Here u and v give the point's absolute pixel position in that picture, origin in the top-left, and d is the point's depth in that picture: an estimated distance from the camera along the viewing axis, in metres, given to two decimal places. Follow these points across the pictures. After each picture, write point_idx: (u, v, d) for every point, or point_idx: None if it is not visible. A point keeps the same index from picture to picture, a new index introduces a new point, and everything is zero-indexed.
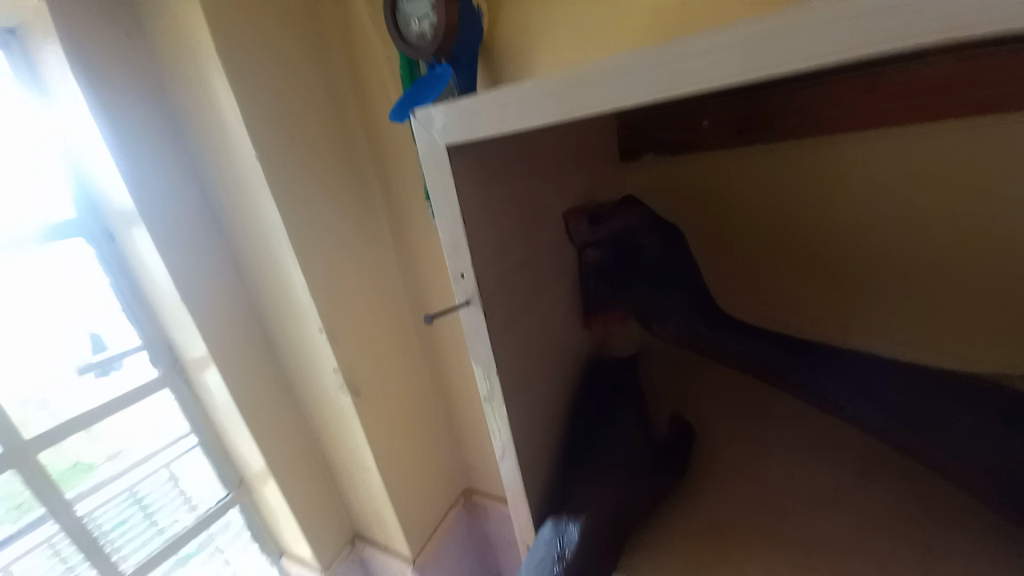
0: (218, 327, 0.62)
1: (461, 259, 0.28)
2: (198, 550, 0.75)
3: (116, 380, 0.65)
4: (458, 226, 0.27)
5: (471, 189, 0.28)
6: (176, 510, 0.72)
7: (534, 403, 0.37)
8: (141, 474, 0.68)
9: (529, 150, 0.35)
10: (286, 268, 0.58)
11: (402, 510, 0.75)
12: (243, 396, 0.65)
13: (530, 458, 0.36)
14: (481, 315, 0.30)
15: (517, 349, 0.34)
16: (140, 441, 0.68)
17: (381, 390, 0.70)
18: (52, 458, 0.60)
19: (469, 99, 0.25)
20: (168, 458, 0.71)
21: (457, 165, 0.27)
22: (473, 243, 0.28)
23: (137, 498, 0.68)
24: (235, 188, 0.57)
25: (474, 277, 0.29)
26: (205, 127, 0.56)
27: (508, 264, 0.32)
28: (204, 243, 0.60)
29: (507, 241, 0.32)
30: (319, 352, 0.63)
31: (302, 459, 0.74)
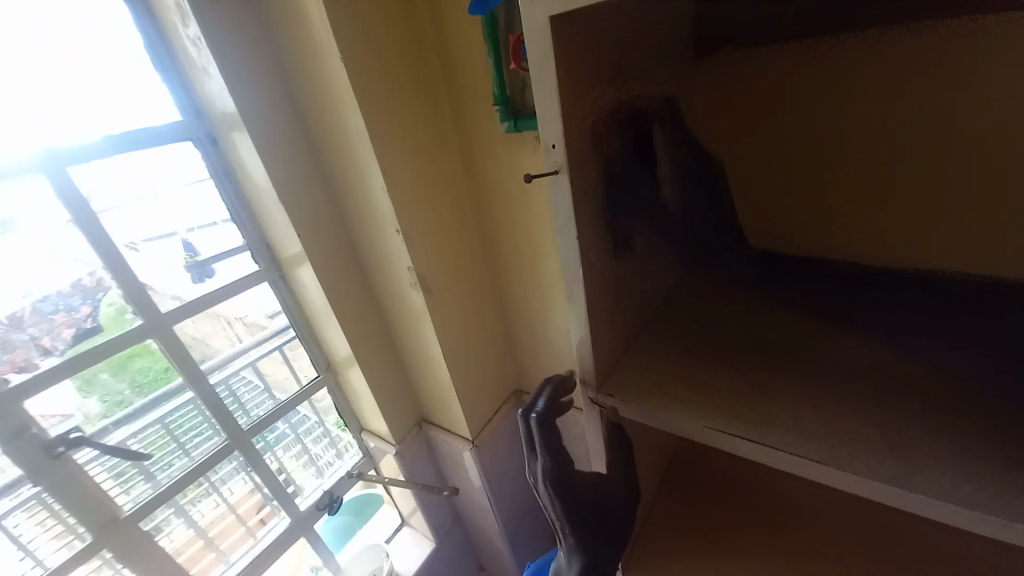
0: (311, 227, 0.70)
1: (552, 131, 0.31)
2: (277, 441, 0.89)
3: (217, 279, 0.75)
4: (552, 100, 0.30)
5: (566, 66, 0.30)
6: (262, 401, 0.85)
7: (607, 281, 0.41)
8: (227, 374, 0.80)
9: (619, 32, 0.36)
10: (366, 171, 0.64)
11: (463, 398, 0.86)
12: (330, 289, 0.74)
13: (603, 323, 0.40)
14: (567, 184, 0.33)
15: (596, 227, 0.37)
16: (224, 344, 0.79)
17: (448, 291, 0.77)
18: (185, 337, 0.73)
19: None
20: (248, 360, 0.82)
21: (557, 40, 0.29)
22: (565, 119, 0.31)
23: (230, 389, 0.80)
24: (321, 93, 0.61)
25: (563, 147, 0.31)
26: (294, 31, 0.59)
27: (593, 145, 0.35)
28: (293, 149, 0.66)
29: (595, 121, 0.35)
30: (395, 252, 0.70)
31: (377, 349, 0.84)
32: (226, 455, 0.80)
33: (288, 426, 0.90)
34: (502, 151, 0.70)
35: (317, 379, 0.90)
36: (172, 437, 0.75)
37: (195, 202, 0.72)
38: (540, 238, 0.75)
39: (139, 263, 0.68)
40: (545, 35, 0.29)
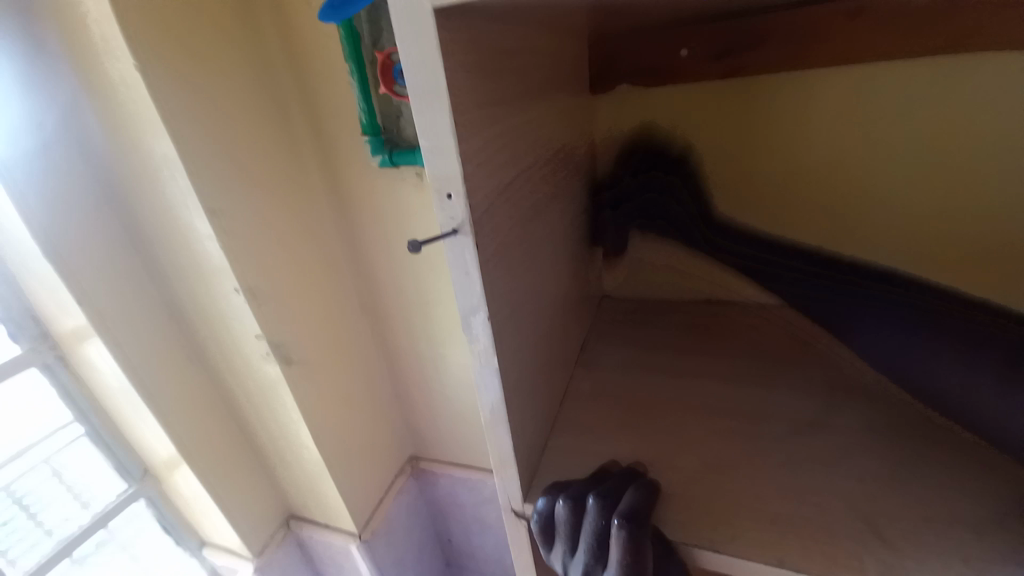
0: (104, 290, 0.50)
1: (448, 173, 0.22)
2: (98, 547, 0.63)
3: None
4: (445, 129, 0.21)
5: (460, 76, 0.22)
6: (66, 506, 0.60)
7: (523, 354, 0.31)
8: (17, 471, 0.55)
9: (519, 53, 0.29)
10: (186, 212, 0.48)
11: (344, 485, 0.69)
12: (137, 371, 0.54)
13: (521, 414, 0.31)
14: (470, 243, 0.24)
15: (507, 291, 0.28)
16: (7, 434, 0.54)
17: (318, 357, 0.62)
18: None
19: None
20: (49, 452, 0.57)
21: (448, 47, 0.21)
22: (465, 156, 0.22)
23: (16, 498, 0.55)
24: (111, 105, 0.44)
25: (464, 198, 0.23)
26: (60, 19, 0.41)
27: (498, 184, 0.26)
28: (71, 182, 0.47)
29: (499, 152, 0.26)
30: (238, 318, 0.53)
31: (221, 439, 0.64)
32: None
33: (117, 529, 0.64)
34: (376, 186, 0.59)
35: (129, 492, 0.65)
36: None
37: None
38: (428, 283, 0.65)
39: None
40: (428, 28, 0.20)
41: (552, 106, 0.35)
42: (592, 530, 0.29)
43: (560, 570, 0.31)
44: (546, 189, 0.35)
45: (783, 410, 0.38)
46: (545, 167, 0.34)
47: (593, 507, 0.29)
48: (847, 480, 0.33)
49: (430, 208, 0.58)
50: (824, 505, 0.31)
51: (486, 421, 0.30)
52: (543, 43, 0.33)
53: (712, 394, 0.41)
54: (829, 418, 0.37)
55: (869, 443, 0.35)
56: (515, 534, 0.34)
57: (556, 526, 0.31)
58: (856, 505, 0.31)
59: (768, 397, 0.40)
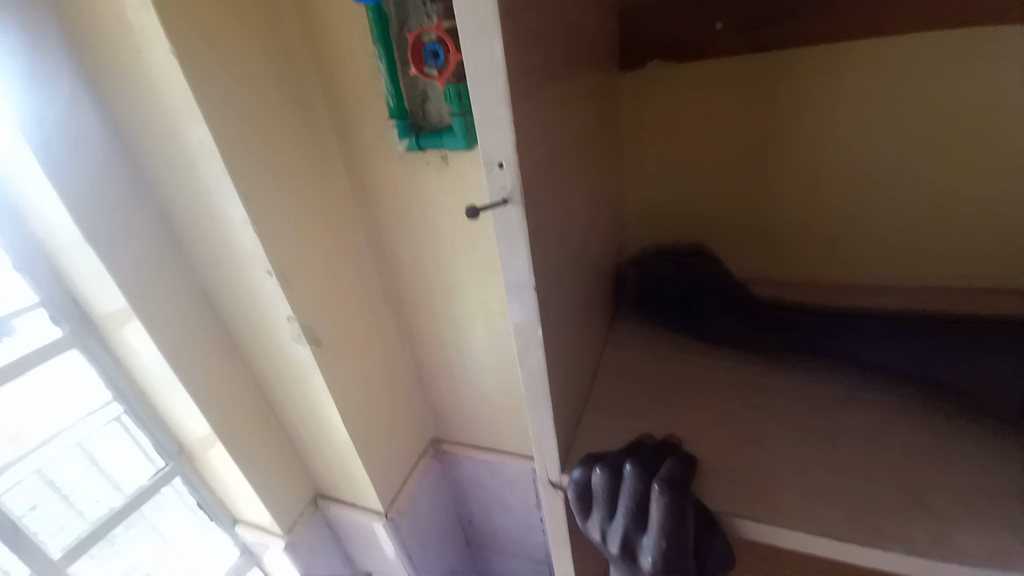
0: (141, 274, 0.52)
1: (501, 145, 0.23)
2: (126, 531, 0.65)
3: (11, 345, 0.52)
4: (497, 99, 0.22)
5: (512, 46, 0.22)
6: (97, 490, 0.62)
7: (559, 329, 0.32)
8: (49, 455, 0.57)
9: (557, 27, 0.29)
10: (218, 197, 0.49)
11: (371, 464, 0.71)
12: (173, 353, 0.56)
13: (559, 388, 0.32)
14: (520, 216, 0.24)
15: (547, 264, 0.29)
16: (39, 419, 0.56)
17: (345, 340, 0.64)
18: None
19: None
20: (78, 437, 0.59)
21: (502, 17, 0.21)
22: (516, 127, 0.23)
23: (49, 481, 0.57)
24: (145, 93, 0.45)
25: (515, 166, 0.23)
26: (95, 7, 0.42)
27: (541, 157, 0.27)
28: (105, 171, 0.48)
29: (543, 126, 0.27)
30: (270, 301, 0.55)
31: (251, 420, 0.66)
32: None
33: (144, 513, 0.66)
34: (400, 171, 0.60)
35: (165, 471, 0.67)
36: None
37: None
38: (451, 267, 0.65)
39: None
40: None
41: (586, 82, 0.35)
42: (631, 495, 0.30)
43: (598, 537, 0.31)
44: (580, 165, 0.35)
45: (816, 386, 0.38)
46: (580, 144, 0.34)
47: (631, 471, 0.30)
48: (884, 451, 0.33)
49: (455, 192, 0.58)
50: (863, 477, 0.31)
51: (526, 395, 0.31)
52: (577, 17, 0.33)
53: (742, 372, 0.41)
54: (863, 395, 0.37)
55: (906, 415, 0.35)
56: (551, 505, 0.35)
57: (592, 493, 0.32)
58: (895, 477, 0.31)
59: (800, 373, 0.40)
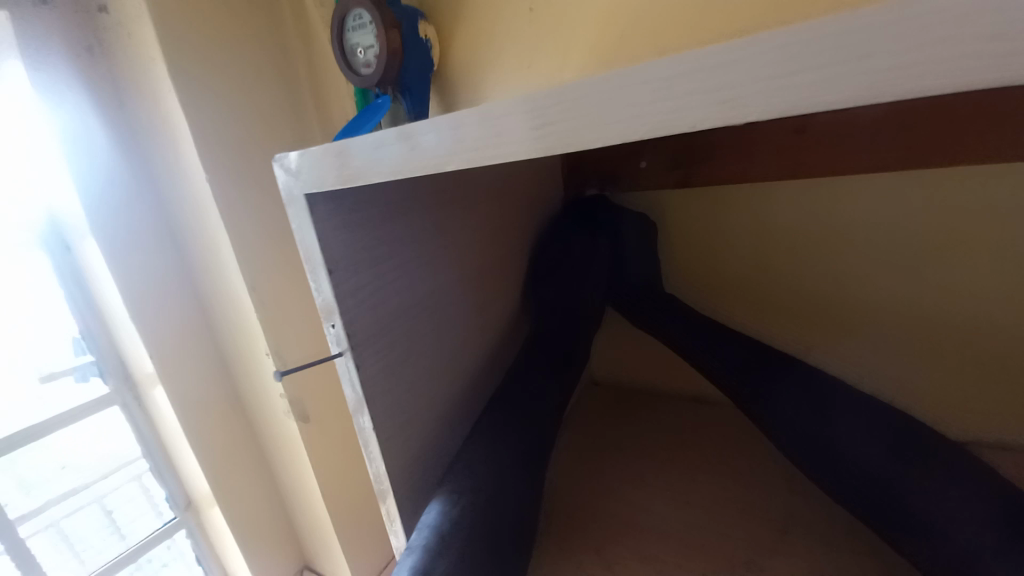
0: (168, 347, 0.61)
1: (332, 309, 0.28)
2: (157, 560, 0.73)
3: (90, 387, 0.64)
4: (323, 272, 0.27)
5: (342, 232, 0.28)
6: (142, 517, 0.71)
7: (422, 446, 0.35)
8: (109, 486, 0.67)
9: (437, 192, 0.36)
10: (232, 289, 0.58)
11: (349, 544, 0.72)
12: (187, 418, 0.63)
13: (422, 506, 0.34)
14: (354, 362, 0.29)
15: (402, 393, 0.33)
16: (110, 454, 0.67)
17: (332, 418, 0.68)
18: (47, 450, 0.61)
19: (332, 145, 0.24)
20: (139, 470, 0.70)
21: (334, 205, 0.27)
22: (350, 286, 0.28)
23: (106, 506, 0.67)
24: (191, 206, 0.57)
25: (344, 328, 0.28)
26: (166, 145, 0.56)
27: (392, 309, 0.32)
28: (157, 262, 0.60)
29: (394, 278, 0.32)
30: (265, 377, 0.62)
31: (249, 485, 0.71)
32: None
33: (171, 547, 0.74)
34: None
35: (173, 521, 0.74)
36: (61, 547, 0.63)
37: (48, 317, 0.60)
38: None
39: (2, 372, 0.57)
40: (302, 202, 0.26)
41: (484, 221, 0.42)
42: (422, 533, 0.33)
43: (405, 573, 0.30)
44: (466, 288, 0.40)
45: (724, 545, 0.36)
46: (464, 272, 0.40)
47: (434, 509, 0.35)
48: None
49: None
50: None
51: (384, 512, 0.33)
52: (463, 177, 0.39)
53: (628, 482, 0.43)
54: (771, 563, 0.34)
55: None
56: None
57: (425, 538, 0.28)
58: None
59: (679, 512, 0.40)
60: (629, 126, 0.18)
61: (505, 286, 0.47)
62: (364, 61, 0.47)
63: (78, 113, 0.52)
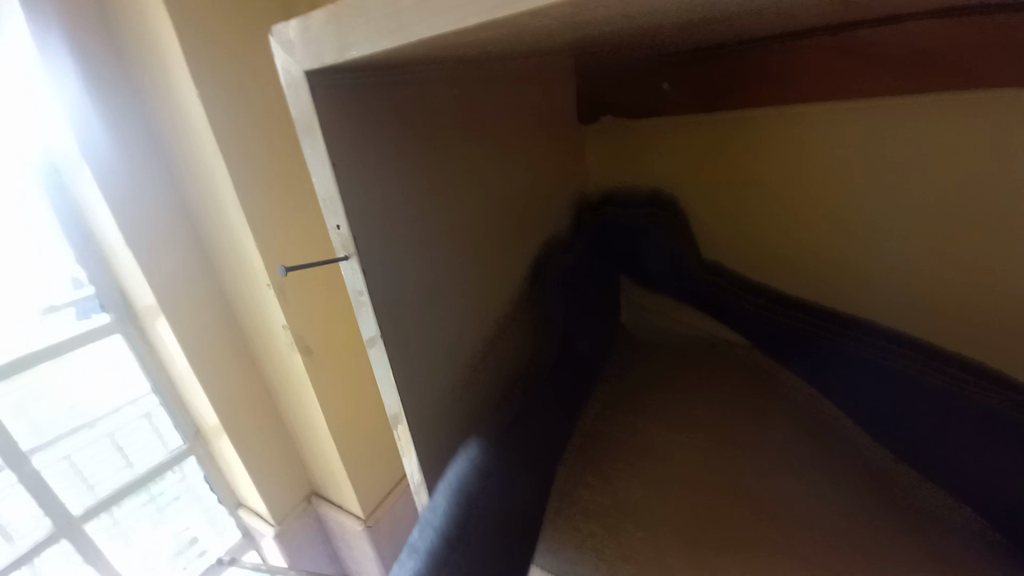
0: (169, 278, 0.60)
1: (336, 209, 0.26)
2: (168, 490, 0.76)
3: (89, 323, 0.64)
4: (327, 176, 0.25)
5: (342, 136, 0.26)
6: (152, 448, 0.73)
7: (432, 373, 0.35)
8: (117, 418, 0.69)
9: (444, 99, 0.34)
10: (231, 218, 0.56)
11: (354, 471, 0.75)
12: (190, 348, 0.63)
13: (430, 429, 0.34)
14: (361, 271, 0.28)
15: (410, 314, 0.32)
16: (119, 386, 0.68)
17: (334, 353, 0.68)
18: (54, 383, 0.62)
19: (331, 9, 0.21)
20: (146, 404, 0.72)
21: (331, 105, 0.25)
22: (353, 198, 0.27)
23: (116, 439, 0.69)
24: (182, 128, 0.54)
25: (351, 231, 0.27)
26: (151, 61, 0.52)
27: (398, 228, 0.31)
28: (153, 190, 0.58)
29: (400, 194, 0.30)
30: (266, 308, 0.61)
31: (255, 415, 0.73)
32: (53, 545, 0.64)
33: (180, 476, 0.77)
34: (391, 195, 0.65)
35: (182, 450, 0.76)
36: (76, 474, 0.65)
37: (43, 247, 0.59)
38: None
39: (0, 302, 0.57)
40: (301, 94, 0.24)
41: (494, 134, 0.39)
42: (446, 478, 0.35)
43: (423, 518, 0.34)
44: (473, 207, 0.38)
45: None
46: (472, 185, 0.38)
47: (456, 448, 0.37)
48: None
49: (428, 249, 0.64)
50: None
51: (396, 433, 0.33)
52: (469, 94, 0.37)
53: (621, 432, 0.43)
54: None
55: None
56: None
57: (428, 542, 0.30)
58: None
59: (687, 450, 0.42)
60: None
61: (513, 216, 0.46)
62: None
63: (50, 21, 0.48)
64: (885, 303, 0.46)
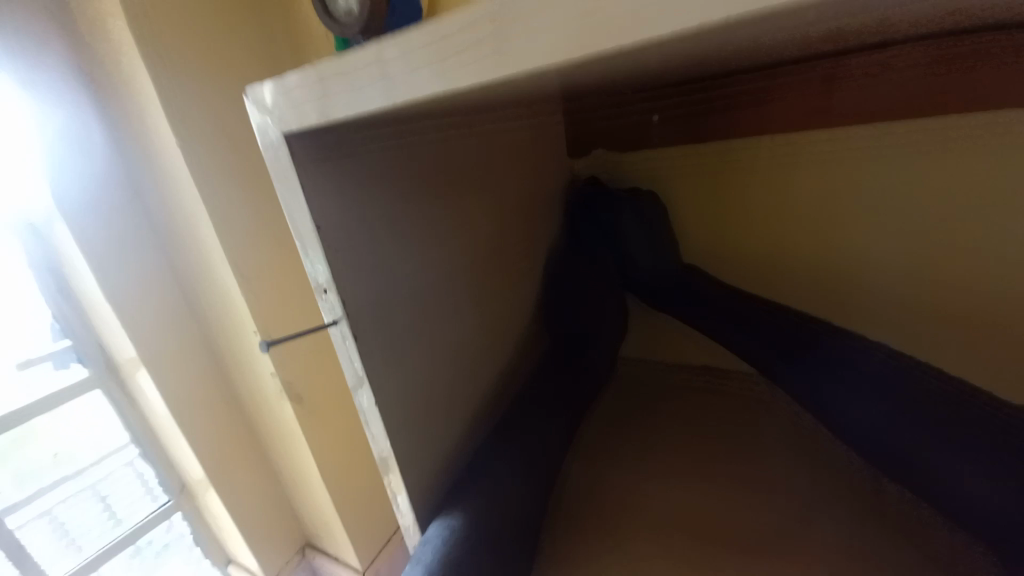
0: (151, 327, 0.58)
1: (323, 271, 0.25)
2: (156, 546, 0.72)
3: (65, 375, 0.61)
4: (311, 232, 0.24)
5: (326, 188, 0.24)
6: (137, 502, 0.69)
7: (429, 418, 0.33)
8: (100, 472, 0.65)
9: (433, 143, 0.33)
10: (214, 264, 0.54)
11: (350, 521, 0.71)
12: (173, 400, 0.60)
13: (429, 487, 0.32)
14: (351, 333, 0.26)
15: (404, 368, 0.30)
16: (104, 437, 0.65)
17: (326, 397, 0.66)
18: (33, 438, 0.59)
19: (309, 71, 0.21)
20: (133, 454, 0.68)
21: (313, 158, 0.24)
22: (339, 252, 0.25)
23: (100, 494, 0.66)
24: (163, 174, 0.53)
25: (338, 294, 0.25)
26: (132, 108, 0.51)
27: (388, 273, 0.29)
28: (134, 238, 0.56)
29: (390, 243, 0.29)
30: (254, 355, 0.59)
31: (244, 466, 0.69)
32: None
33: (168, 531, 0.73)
34: None
35: (166, 506, 0.71)
36: (56, 534, 0.62)
37: (17, 299, 0.57)
38: None
39: None
40: (283, 148, 0.23)
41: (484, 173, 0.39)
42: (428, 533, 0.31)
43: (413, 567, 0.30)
44: (466, 249, 0.37)
45: None
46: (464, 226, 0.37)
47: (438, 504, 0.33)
48: None
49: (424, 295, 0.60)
50: None
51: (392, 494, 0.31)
52: (461, 130, 0.36)
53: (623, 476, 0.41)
54: None
55: None
56: None
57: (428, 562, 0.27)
58: None
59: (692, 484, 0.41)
60: (658, 40, 0.15)
61: (507, 252, 0.44)
62: (345, 8, 0.43)
63: (28, 71, 0.47)
64: (877, 324, 0.50)
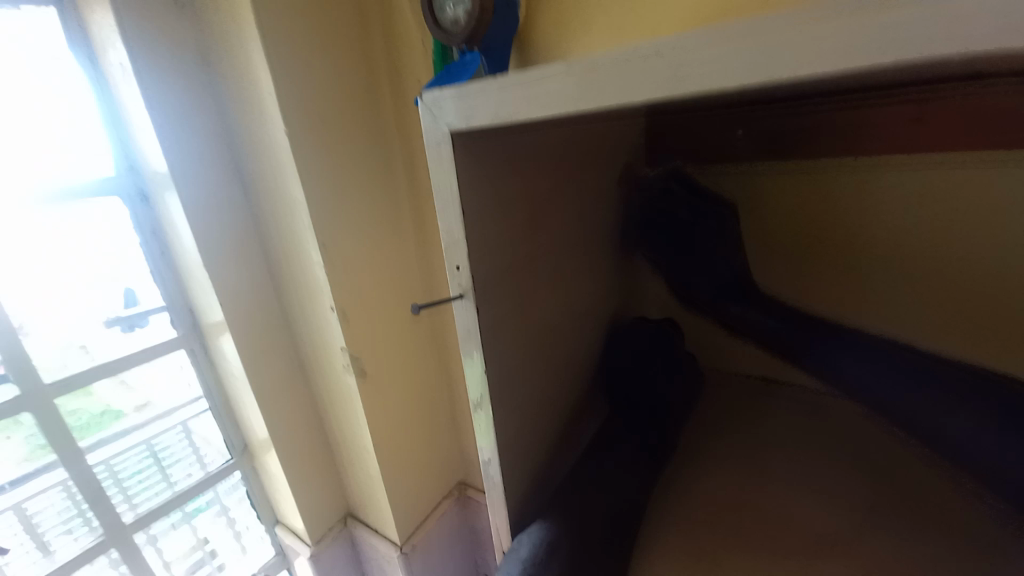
0: (237, 296, 0.63)
1: (457, 253, 0.29)
2: (206, 507, 0.77)
3: (140, 336, 0.66)
4: (455, 219, 0.28)
5: (467, 181, 0.28)
6: (189, 466, 0.74)
7: (516, 394, 0.36)
8: (159, 428, 0.70)
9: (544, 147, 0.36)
10: (304, 242, 0.59)
11: (395, 495, 0.75)
12: (252, 364, 0.66)
13: (511, 457, 0.36)
14: (472, 308, 0.30)
15: (504, 346, 0.34)
16: (166, 395, 0.70)
17: (388, 376, 0.70)
18: (106, 391, 0.64)
19: (485, 81, 0.25)
20: (186, 415, 0.73)
21: (460, 155, 0.27)
22: (469, 238, 0.29)
23: (154, 450, 0.70)
24: (264, 157, 0.58)
25: (468, 271, 0.30)
26: (243, 96, 0.56)
27: (502, 260, 0.33)
28: (231, 214, 0.62)
29: (503, 234, 0.33)
30: (330, 331, 0.63)
31: (305, 431, 0.75)
32: (100, 554, 0.66)
33: (216, 494, 0.78)
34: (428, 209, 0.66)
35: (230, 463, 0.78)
36: (115, 482, 0.66)
37: (122, 262, 0.63)
38: None
39: (70, 310, 0.60)
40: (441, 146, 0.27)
41: (576, 175, 0.41)
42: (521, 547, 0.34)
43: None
44: (557, 246, 0.40)
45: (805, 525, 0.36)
46: (558, 225, 0.40)
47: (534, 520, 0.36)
48: None
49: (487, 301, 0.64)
50: None
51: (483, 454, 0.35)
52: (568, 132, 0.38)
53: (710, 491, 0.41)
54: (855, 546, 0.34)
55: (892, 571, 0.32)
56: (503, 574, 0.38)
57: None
58: None
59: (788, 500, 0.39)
60: (805, 75, 0.18)
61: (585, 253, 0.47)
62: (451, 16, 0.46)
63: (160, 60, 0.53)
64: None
